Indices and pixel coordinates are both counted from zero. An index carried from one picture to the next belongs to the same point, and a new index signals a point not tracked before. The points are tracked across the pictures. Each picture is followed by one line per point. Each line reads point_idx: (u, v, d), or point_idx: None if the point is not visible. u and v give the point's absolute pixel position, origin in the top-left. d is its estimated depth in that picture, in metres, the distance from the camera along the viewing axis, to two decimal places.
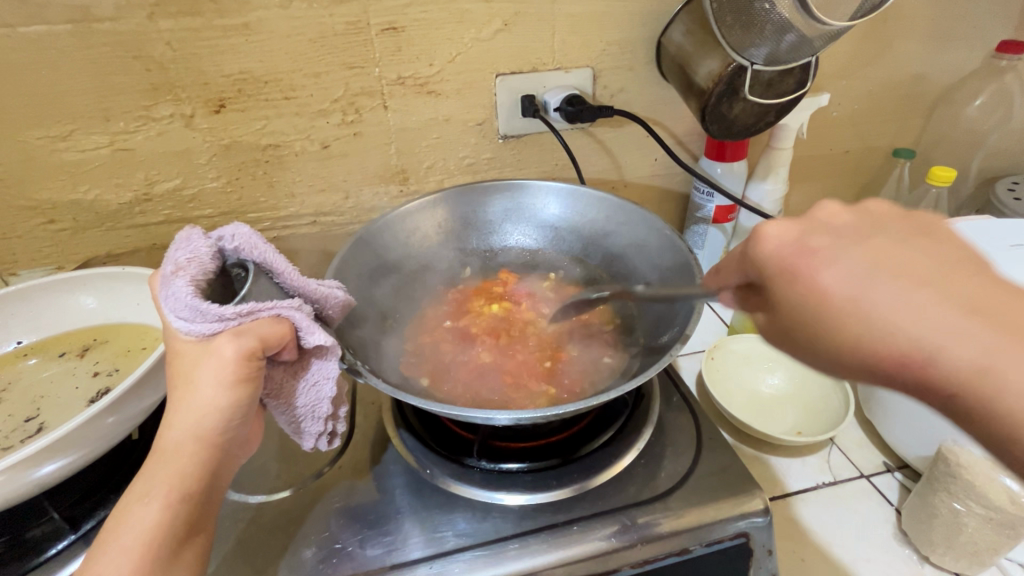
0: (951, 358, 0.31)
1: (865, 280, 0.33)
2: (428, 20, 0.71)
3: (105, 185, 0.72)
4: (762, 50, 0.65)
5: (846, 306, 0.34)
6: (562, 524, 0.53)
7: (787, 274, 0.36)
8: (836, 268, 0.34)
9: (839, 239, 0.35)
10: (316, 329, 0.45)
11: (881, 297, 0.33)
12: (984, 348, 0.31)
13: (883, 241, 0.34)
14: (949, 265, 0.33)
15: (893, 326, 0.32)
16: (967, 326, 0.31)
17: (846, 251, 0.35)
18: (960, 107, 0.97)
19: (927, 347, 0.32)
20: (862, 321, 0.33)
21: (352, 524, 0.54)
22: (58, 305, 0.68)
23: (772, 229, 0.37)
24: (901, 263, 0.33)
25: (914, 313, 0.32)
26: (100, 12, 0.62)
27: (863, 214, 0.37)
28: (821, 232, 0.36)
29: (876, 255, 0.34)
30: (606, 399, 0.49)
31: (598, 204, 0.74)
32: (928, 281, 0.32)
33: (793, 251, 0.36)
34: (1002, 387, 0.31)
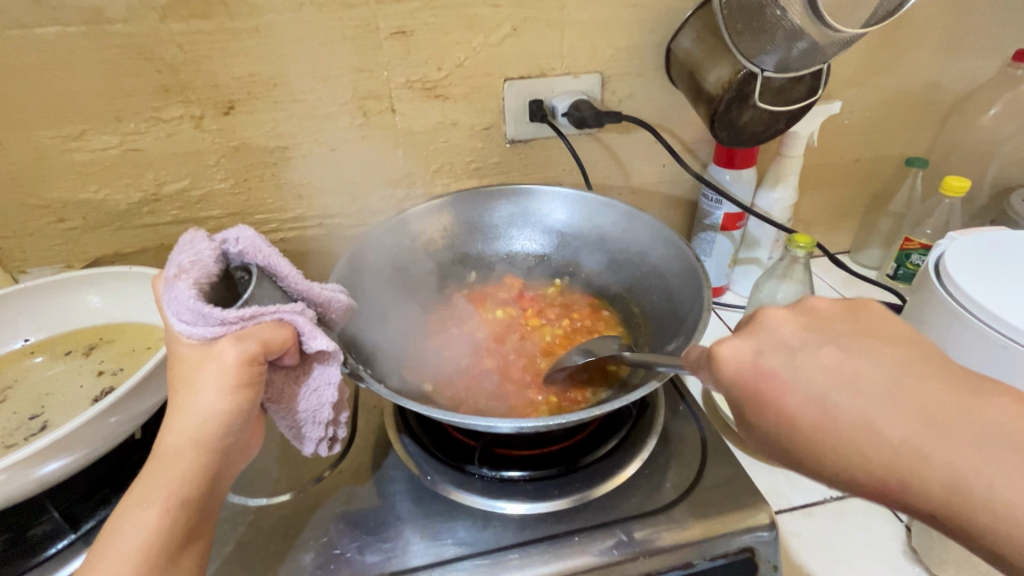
0: (927, 473, 0.33)
1: (824, 404, 0.36)
2: (436, 24, 0.71)
3: (114, 185, 0.73)
4: (773, 57, 0.64)
5: (815, 430, 0.36)
6: (563, 534, 0.53)
7: (754, 395, 0.38)
8: (794, 393, 0.37)
9: (793, 356, 0.38)
10: (318, 334, 0.44)
11: (839, 417, 0.35)
12: (953, 462, 0.33)
13: (835, 357, 0.37)
14: (900, 377, 0.35)
15: (863, 449, 0.34)
16: (930, 441, 0.33)
17: (799, 369, 0.37)
18: (973, 116, 0.96)
19: (900, 466, 0.33)
20: (831, 445, 0.35)
21: (351, 530, 0.54)
22: (68, 304, 0.69)
23: (728, 347, 0.40)
24: (853, 379, 0.36)
25: (877, 435, 0.34)
26: (112, 14, 0.62)
27: (812, 323, 0.39)
28: (774, 346, 0.39)
29: (831, 374, 0.36)
30: (609, 409, 0.48)
31: (604, 210, 0.74)
32: (884, 397, 0.35)
33: (752, 371, 0.38)
34: (984, 498, 0.32)
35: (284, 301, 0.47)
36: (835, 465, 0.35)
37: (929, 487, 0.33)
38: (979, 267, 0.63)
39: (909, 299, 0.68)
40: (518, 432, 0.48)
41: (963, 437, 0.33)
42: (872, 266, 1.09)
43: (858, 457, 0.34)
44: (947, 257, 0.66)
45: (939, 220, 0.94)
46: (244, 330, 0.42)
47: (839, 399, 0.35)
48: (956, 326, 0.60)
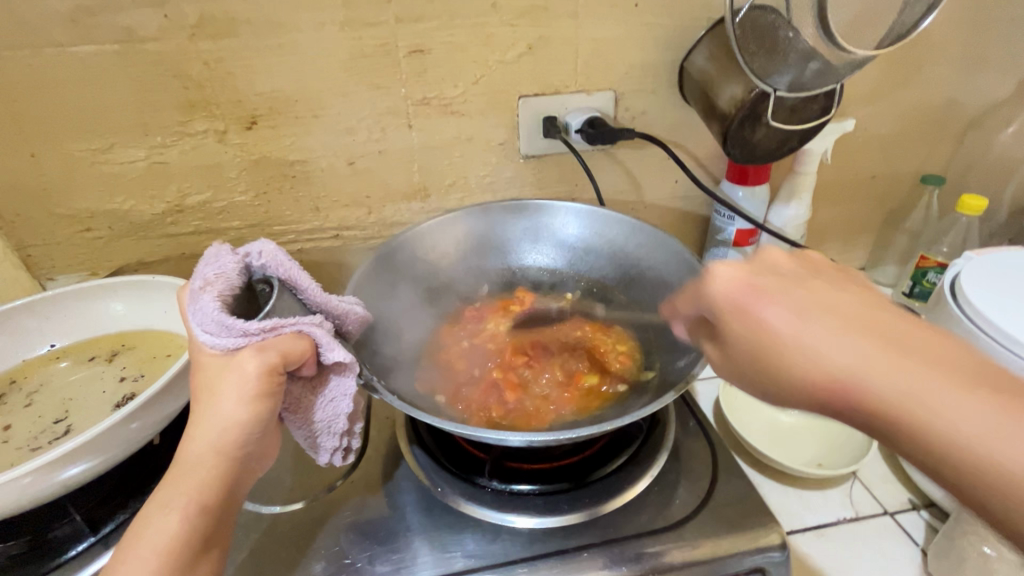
0: (881, 387, 0.36)
1: (799, 318, 0.40)
2: (453, 43, 0.73)
3: (139, 196, 0.75)
4: (784, 76, 0.65)
5: (786, 336, 0.40)
6: (572, 550, 0.53)
7: (738, 308, 0.42)
8: (773, 306, 0.41)
9: (779, 281, 0.43)
10: (336, 345, 0.45)
11: (810, 332, 0.39)
12: (900, 376, 0.36)
13: (812, 284, 0.42)
14: (871, 310, 0.40)
15: (826, 358, 0.38)
16: (888, 359, 0.37)
17: (785, 291, 0.42)
18: (991, 134, 0.95)
19: (853, 373, 0.37)
20: (795, 352, 0.39)
21: (362, 540, 0.54)
22: (94, 311, 0.71)
23: (724, 271, 0.44)
24: (830, 305, 0.40)
25: (838, 347, 0.38)
26: (143, 33, 0.65)
27: (800, 263, 0.45)
28: (767, 273, 0.44)
29: (809, 300, 0.41)
30: (619, 424, 0.49)
31: (618, 226, 0.74)
32: (846, 317, 0.39)
33: (741, 290, 0.43)
34: (925, 410, 0.35)
35: (303, 313, 0.48)
36: (795, 370, 0.39)
37: (882, 392, 0.36)
38: (999, 288, 0.62)
39: (926, 319, 0.68)
40: (528, 445, 0.49)
41: (921, 362, 0.36)
42: (888, 283, 1.08)
43: (821, 362, 0.38)
44: (963, 275, 0.65)
45: (956, 239, 0.94)
46: (267, 340, 0.43)
47: (812, 314, 0.40)
48: (972, 345, 0.60)
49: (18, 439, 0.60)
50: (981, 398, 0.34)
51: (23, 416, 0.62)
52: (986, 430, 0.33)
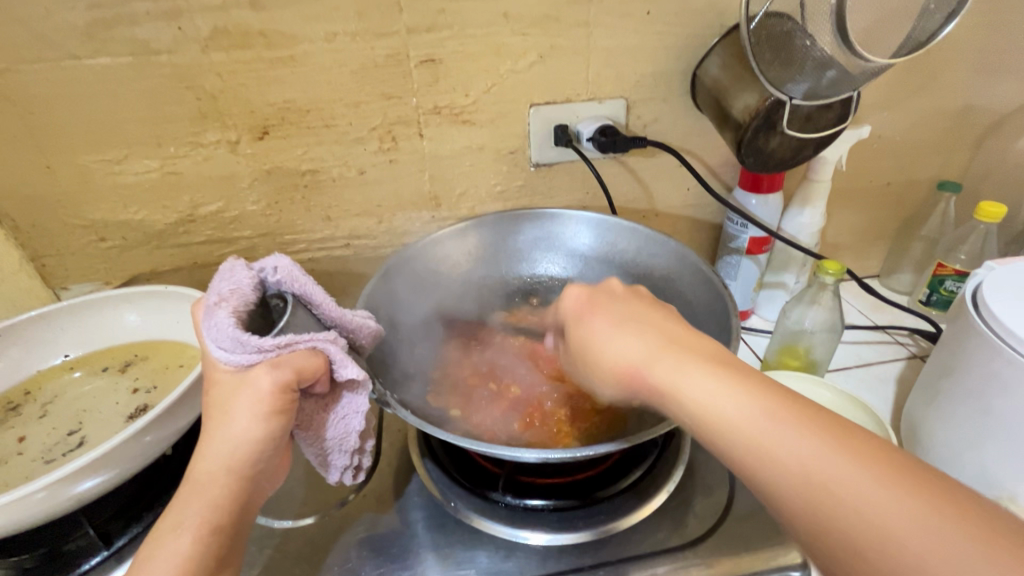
0: (653, 373, 0.45)
1: (611, 326, 0.50)
2: (465, 52, 0.73)
3: (153, 207, 0.76)
4: (802, 85, 0.64)
5: (596, 337, 0.49)
6: (587, 569, 0.52)
7: (574, 319, 0.53)
8: (591, 317, 0.51)
9: (609, 300, 0.53)
10: (349, 362, 0.45)
11: (616, 337, 0.48)
12: (671, 364, 0.44)
13: (628, 301, 0.52)
14: (670, 322, 0.49)
15: (621, 352, 0.47)
16: (662, 352, 0.45)
17: (611, 307, 0.52)
18: (1009, 139, 0.94)
19: (633, 362, 0.46)
20: (603, 348, 0.49)
21: (373, 557, 0.54)
22: (109, 321, 0.72)
23: (573, 290, 0.55)
24: (637, 317, 0.50)
25: (629, 343, 0.47)
26: (157, 46, 0.66)
27: (634, 290, 0.55)
28: (603, 292, 0.54)
29: (626, 313, 0.51)
30: (636, 441, 0.48)
31: (630, 235, 0.74)
32: (643, 325, 0.49)
33: (581, 305, 0.53)
34: (680, 390, 0.43)
35: (316, 328, 0.48)
36: (602, 363, 0.48)
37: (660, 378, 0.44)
38: None
39: (948, 330, 0.67)
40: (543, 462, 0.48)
41: (686, 355, 0.45)
42: (903, 290, 1.06)
43: (621, 358, 0.47)
44: (982, 290, 0.63)
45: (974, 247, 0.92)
46: (284, 355, 0.43)
47: (618, 322, 0.50)
48: (992, 359, 0.59)
49: (32, 450, 0.60)
50: (736, 388, 0.41)
51: (38, 427, 0.62)
52: (732, 412, 0.40)
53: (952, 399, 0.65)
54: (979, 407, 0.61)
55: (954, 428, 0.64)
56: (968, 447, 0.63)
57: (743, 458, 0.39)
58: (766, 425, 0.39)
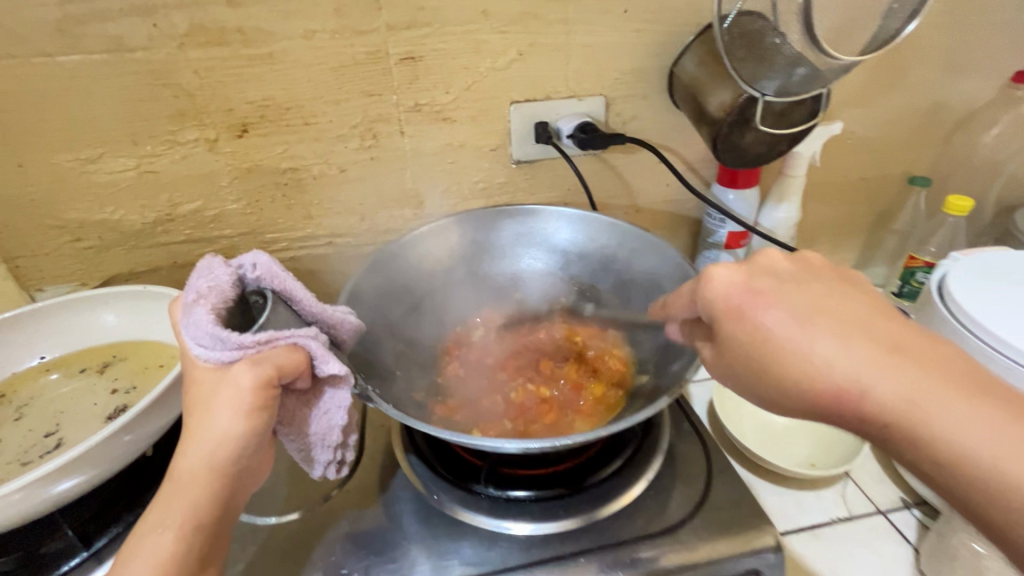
0: (879, 391, 0.40)
1: (800, 324, 0.43)
2: (445, 50, 0.73)
3: (130, 206, 0.75)
4: (773, 82, 0.66)
5: (781, 341, 0.43)
6: (568, 556, 0.52)
7: (737, 311, 0.45)
8: (765, 312, 0.44)
9: (775, 285, 0.46)
10: (330, 358, 0.46)
11: (814, 341, 0.42)
12: (907, 382, 0.39)
13: (803, 286, 0.45)
14: (865, 313, 0.43)
15: (823, 362, 0.41)
16: (883, 363, 0.40)
17: (787, 295, 0.44)
18: (976, 135, 0.97)
19: (848, 376, 0.40)
20: (800, 355, 0.42)
21: (357, 551, 0.54)
22: (87, 321, 0.71)
23: (724, 273, 0.47)
24: (828, 310, 0.43)
25: (839, 350, 0.41)
26: (132, 43, 0.65)
27: (796, 263, 0.48)
28: (763, 276, 0.46)
29: (807, 305, 0.44)
30: (614, 430, 0.49)
31: (609, 231, 0.74)
32: (842, 322, 0.42)
33: (744, 295, 0.45)
34: (917, 412, 0.39)
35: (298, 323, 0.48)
36: (795, 373, 0.42)
37: (876, 392, 0.40)
38: (991, 291, 0.63)
39: (914, 318, 0.69)
40: (524, 452, 0.49)
41: (909, 366, 0.40)
42: (877, 283, 1.09)
43: (823, 368, 0.41)
44: (948, 282, 0.65)
45: (943, 240, 0.95)
46: (265, 349, 0.43)
47: (803, 320, 0.43)
48: (956, 345, 0.61)
49: (8, 453, 0.59)
50: (980, 410, 0.38)
51: (14, 429, 0.62)
52: (985, 438, 0.37)
53: None
54: None
55: None
56: None
57: (990, 492, 0.37)
58: (1022, 457, 0.36)
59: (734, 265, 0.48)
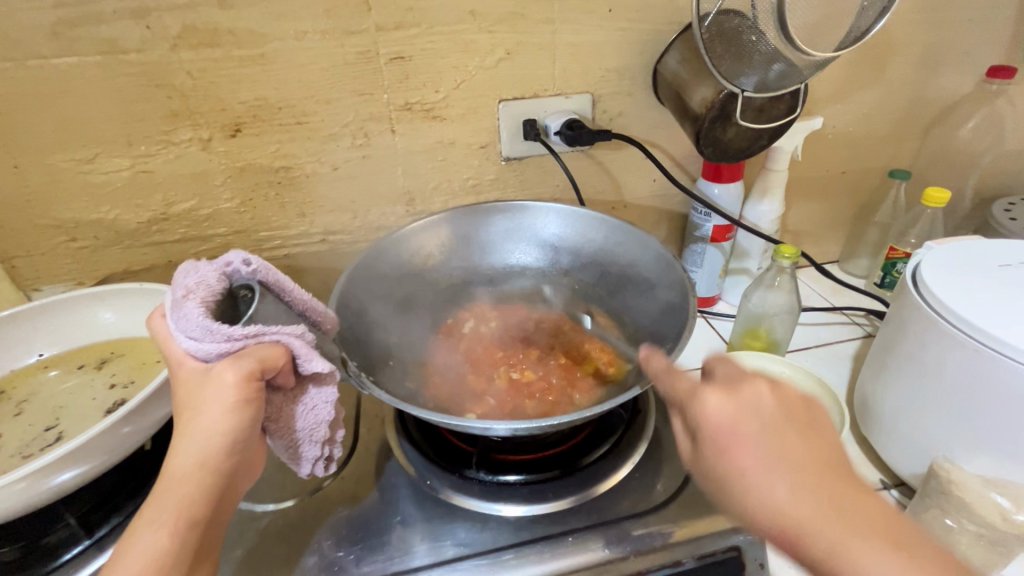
0: (829, 556, 0.37)
1: (766, 471, 0.40)
2: (434, 49, 0.75)
3: (124, 206, 0.76)
4: (752, 78, 0.68)
5: (746, 483, 0.40)
6: (557, 536, 0.54)
7: (718, 442, 0.41)
8: (739, 448, 0.40)
9: (750, 418, 0.42)
10: (314, 356, 0.47)
11: (774, 491, 0.39)
12: (858, 557, 0.36)
13: (778, 424, 0.41)
14: (832, 468, 0.40)
15: (778, 514, 0.38)
16: (836, 530, 0.37)
17: (760, 435, 0.41)
18: (953, 129, 1.00)
19: (799, 534, 0.38)
20: (758, 503, 0.39)
21: (353, 534, 0.56)
22: (85, 319, 0.72)
23: (713, 399, 0.42)
24: (795, 459, 0.40)
25: (794, 503, 0.38)
26: (126, 45, 0.66)
27: (782, 393, 0.44)
28: (744, 401, 0.42)
29: (779, 450, 0.40)
30: (599, 410, 0.51)
31: (596, 224, 0.76)
32: (805, 475, 0.39)
33: (717, 421, 0.42)
34: None
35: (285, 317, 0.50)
36: (749, 515, 0.40)
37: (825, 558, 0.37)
38: (968, 281, 0.63)
39: (891, 310, 0.69)
40: (513, 434, 0.51)
41: (867, 535, 0.37)
42: (861, 274, 1.11)
43: (776, 518, 0.38)
44: (918, 271, 0.66)
45: (922, 230, 0.97)
46: (248, 345, 0.45)
47: (775, 466, 0.40)
48: (932, 335, 0.61)
49: (9, 447, 0.60)
50: None
51: (14, 425, 0.63)
52: None
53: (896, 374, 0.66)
54: (923, 382, 0.62)
55: (899, 400, 0.66)
56: (909, 423, 0.65)
57: None
58: None
59: (717, 385, 0.43)
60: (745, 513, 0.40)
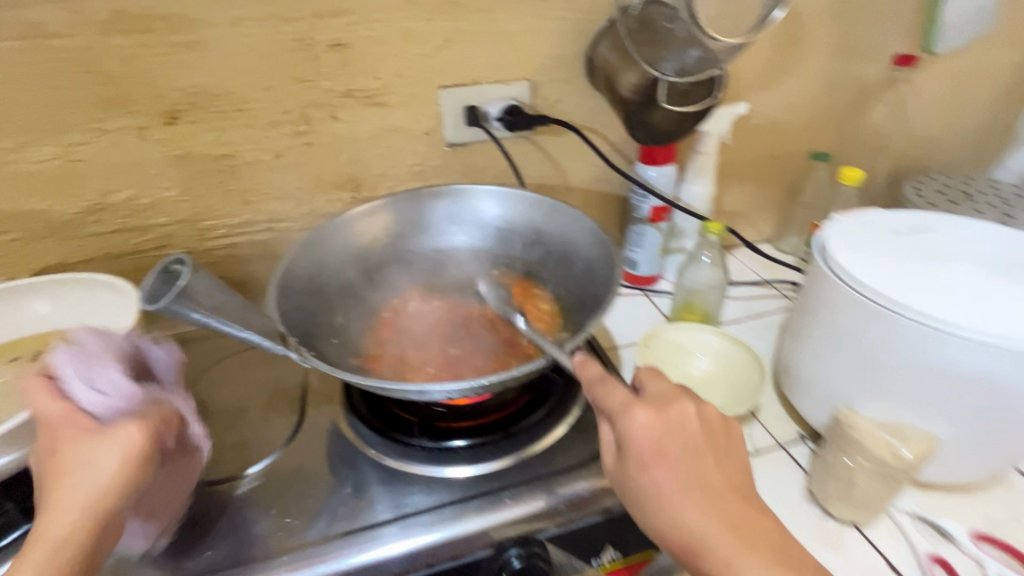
0: (716, 557, 0.47)
1: (677, 488, 0.49)
2: (373, 37, 0.77)
3: (56, 196, 0.75)
4: (671, 64, 0.74)
5: (661, 498, 0.49)
6: (495, 491, 0.57)
7: (641, 462, 0.50)
8: (655, 468, 0.50)
9: (673, 443, 0.51)
10: (201, 426, 0.55)
11: (681, 502, 0.49)
12: (738, 559, 0.47)
13: (693, 447, 0.51)
14: (728, 486, 0.51)
15: (683, 522, 0.48)
16: (725, 535, 0.48)
17: (679, 458, 0.50)
18: (865, 114, 1.08)
19: (696, 539, 0.48)
20: (668, 513, 0.49)
21: (299, 504, 0.58)
22: (17, 312, 0.71)
23: (646, 425, 0.51)
24: (702, 478, 0.50)
25: (695, 516, 0.48)
26: (51, 30, 0.65)
27: (702, 420, 0.53)
28: (670, 428, 0.51)
29: (691, 471, 0.50)
30: (528, 370, 0.55)
31: (533, 205, 0.79)
32: (708, 492, 0.50)
33: (647, 446, 0.51)
34: None
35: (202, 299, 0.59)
36: (661, 523, 0.49)
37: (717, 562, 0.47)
38: (867, 245, 0.69)
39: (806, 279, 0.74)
40: (449, 398, 0.54)
41: (746, 540, 0.48)
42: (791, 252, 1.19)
43: (682, 530, 0.48)
44: (813, 241, 0.73)
45: None
46: (146, 406, 0.51)
47: (683, 485, 0.49)
48: (831, 296, 0.67)
49: None
50: None
51: None
52: None
53: (804, 333, 0.73)
54: (825, 338, 0.69)
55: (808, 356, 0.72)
56: (817, 376, 0.71)
57: None
58: None
59: (651, 411, 0.52)
60: (659, 522, 0.50)
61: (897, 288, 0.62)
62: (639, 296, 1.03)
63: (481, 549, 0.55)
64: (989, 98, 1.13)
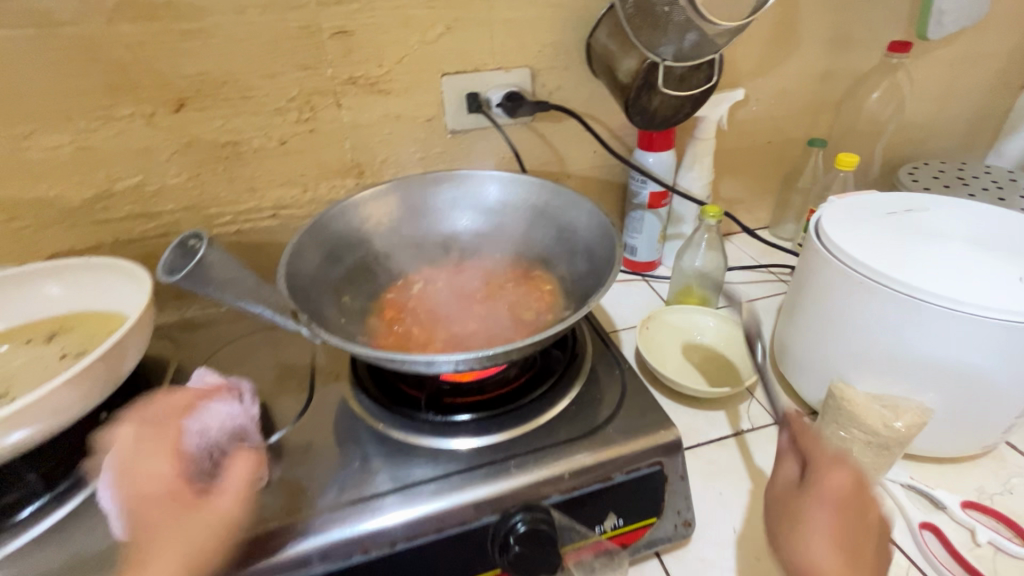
0: None
1: (837, 539, 0.49)
2: (375, 24, 0.78)
3: (65, 182, 0.76)
4: (669, 47, 0.74)
5: (810, 522, 0.51)
6: (500, 461, 0.59)
7: (823, 496, 0.52)
8: (825, 507, 0.51)
9: (856, 503, 0.51)
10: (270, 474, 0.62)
11: (832, 551, 0.49)
12: None
13: (867, 518, 0.51)
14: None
15: (822, 558, 0.48)
16: None
17: (853, 521, 0.51)
18: (861, 102, 1.10)
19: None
20: (811, 543, 0.49)
21: (309, 474, 0.59)
22: (29, 295, 0.72)
23: (842, 476, 0.53)
24: (862, 553, 0.49)
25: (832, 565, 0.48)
26: (60, 17, 0.66)
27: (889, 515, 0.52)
28: (861, 488, 0.52)
29: (855, 536, 0.50)
30: (534, 342, 0.56)
31: (535, 188, 0.81)
32: (858, 564, 0.48)
33: (834, 490, 0.52)
34: None
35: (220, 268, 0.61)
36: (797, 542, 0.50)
37: None
38: (860, 224, 0.71)
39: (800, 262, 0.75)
40: (456, 369, 0.55)
41: None
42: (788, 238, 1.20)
43: (809, 560, 0.49)
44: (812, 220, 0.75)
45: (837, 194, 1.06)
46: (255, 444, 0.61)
47: (840, 536, 0.49)
48: (824, 272, 0.69)
49: None
50: None
51: None
52: None
53: (799, 310, 0.75)
54: (820, 314, 0.71)
55: (803, 332, 0.74)
56: (812, 351, 0.73)
57: None
58: None
59: (853, 467, 0.53)
60: (796, 541, 0.50)
61: (890, 263, 0.64)
62: (638, 281, 1.05)
63: (486, 515, 0.56)
64: (983, 84, 1.14)
